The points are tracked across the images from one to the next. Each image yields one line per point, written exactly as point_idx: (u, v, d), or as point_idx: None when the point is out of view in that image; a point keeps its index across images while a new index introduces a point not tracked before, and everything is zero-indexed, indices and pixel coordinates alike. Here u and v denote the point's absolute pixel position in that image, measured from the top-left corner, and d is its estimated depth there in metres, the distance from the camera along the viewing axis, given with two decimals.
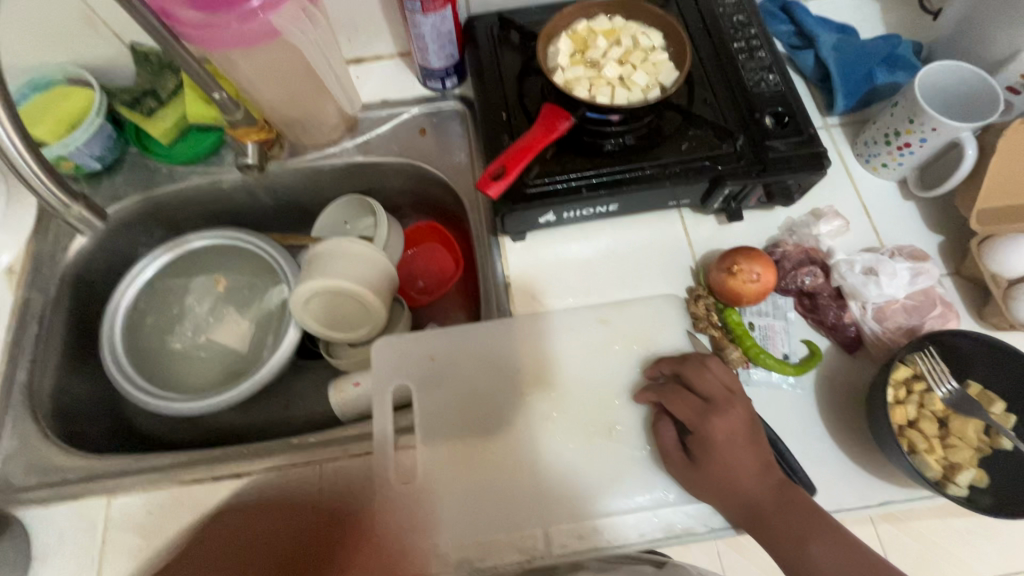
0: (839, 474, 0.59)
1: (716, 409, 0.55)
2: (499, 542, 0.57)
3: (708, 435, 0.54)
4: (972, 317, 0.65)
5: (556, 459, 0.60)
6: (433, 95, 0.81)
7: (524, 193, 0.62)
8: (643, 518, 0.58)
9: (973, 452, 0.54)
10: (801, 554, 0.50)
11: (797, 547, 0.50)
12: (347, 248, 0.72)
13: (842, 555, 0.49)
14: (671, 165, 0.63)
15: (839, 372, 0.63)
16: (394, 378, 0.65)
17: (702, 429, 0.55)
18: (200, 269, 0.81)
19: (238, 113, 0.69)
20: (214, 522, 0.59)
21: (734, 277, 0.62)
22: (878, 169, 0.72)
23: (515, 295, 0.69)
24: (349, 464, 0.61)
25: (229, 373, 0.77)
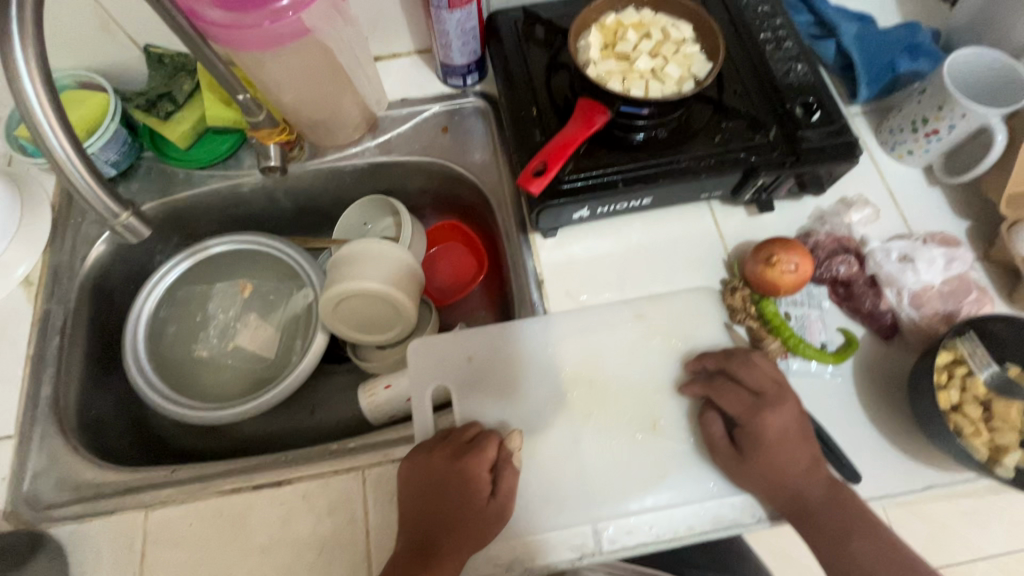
0: (882, 461, 0.59)
1: (772, 408, 0.55)
2: (548, 540, 0.57)
3: (763, 434, 0.55)
4: (1003, 301, 0.65)
5: (601, 455, 0.60)
6: (453, 93, 0.81)
7: (559, 189, 0.62)
8: (691, 512, 0.58)
9: (1018, 435, 0.54)
10: (842, 548, 0.52)
11: (841, 541, 0.52)
12: (374, 250, 0.71)
13: (880, 548, 0.52)
14: (705, 157, 0.63)
15: (876, 359, 0.63)
16: (433, 379, 0.64)
17: (756, 428, 0.55)
18: (222, 275, 0.80)
19: (260, 114, 0.67)
20: (257, 533, 0.58)
21: (771, 268, 0.62)
22: (904, 157, 0.72)
23: (548, 292, 0.69)
24: (392, 468, 0.61)
25: (257, 380, 0.76)
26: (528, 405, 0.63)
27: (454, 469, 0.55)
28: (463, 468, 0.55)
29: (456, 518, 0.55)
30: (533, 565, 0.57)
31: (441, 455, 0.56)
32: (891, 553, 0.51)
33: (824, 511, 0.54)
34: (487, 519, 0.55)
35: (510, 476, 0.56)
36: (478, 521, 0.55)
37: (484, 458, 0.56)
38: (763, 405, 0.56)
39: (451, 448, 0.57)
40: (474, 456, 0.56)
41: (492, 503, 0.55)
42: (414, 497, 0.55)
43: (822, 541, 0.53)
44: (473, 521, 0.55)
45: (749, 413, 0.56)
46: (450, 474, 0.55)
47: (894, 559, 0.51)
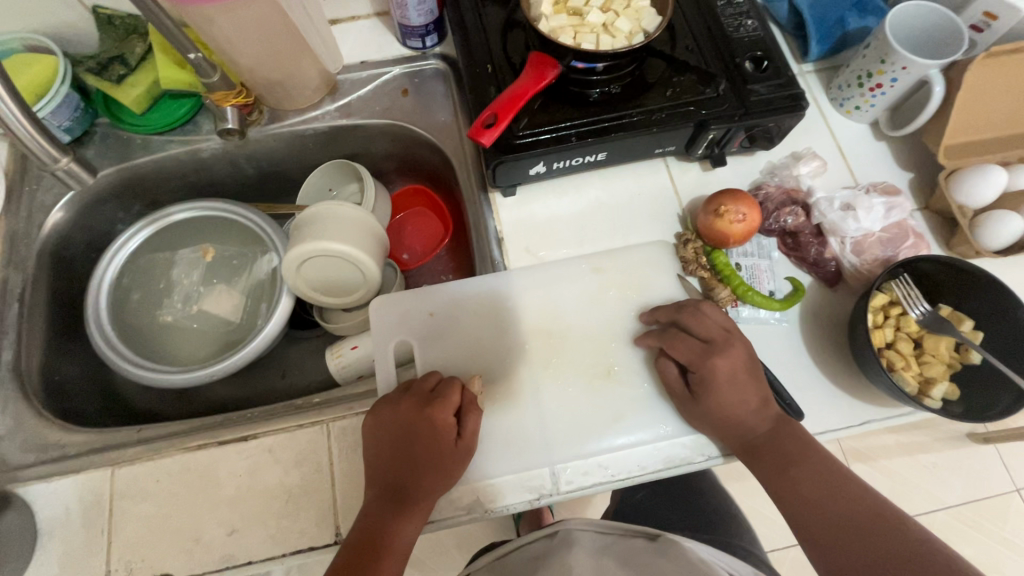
0: (824, 399, 0.63)
1: (718, 352, 0.57)
2: (509, 483, 0.60)
3: (712, 378, 0.57)
4: (941, 248, 0.68)
5: (559, 402, 0.63)
6: (413, 55, 0.81)
7: (514, 143, 0.63)
8: (644, 452, 0.61)
9: (944, 368, 0.58)
10: (785, 478, 0.55)
11: (786, 472, 0.55)
12: (337, 211, 0.71)
13: (822, 473, 0.54)
14: (657, 111, 0.65)
15: (821, 305, 0.66)
16: (395, 335, 0.65)
17: (705, 372, 0.57)
18: (184, 241, 0.79)
19: (214, 75, 0.67)
20: (224, 485, 0.60)
21: (720, 219, 0.64)
22: (851, 113, 0.74)
23: (509, 249, 0.70)
24: (356, 421, 0.62)
25: (223, 344, 0.76)
26: (488, 354, 0.65)
27: (420, 416, 0.57)
28: (430, 415, 0.57)
29: (425, 463, 0.57)
30: (494, 507, 0.59)
31: (405, 405, 0.58)
32: (832, 478, 0.54)
33: (769, 445, 0.57)
34: (456, 459, 0.57)
35: (474, 416, 0.59)
36: (446, 460, 0.57)
37: (449, 402, 0.58)
38: (710, 349, 0.58)
39: (416, 398, 0.59)
40: (440, 403, 0.58)
41: (461, 443, 0.58)
42: (383, 447, 0.57)
43: (766, 472, 0.56)
44: (442, 462, 0.57)
45: (699, 356, 0.58)
46: (416, 421, 0.57)
47: (835, 483, 0.54)
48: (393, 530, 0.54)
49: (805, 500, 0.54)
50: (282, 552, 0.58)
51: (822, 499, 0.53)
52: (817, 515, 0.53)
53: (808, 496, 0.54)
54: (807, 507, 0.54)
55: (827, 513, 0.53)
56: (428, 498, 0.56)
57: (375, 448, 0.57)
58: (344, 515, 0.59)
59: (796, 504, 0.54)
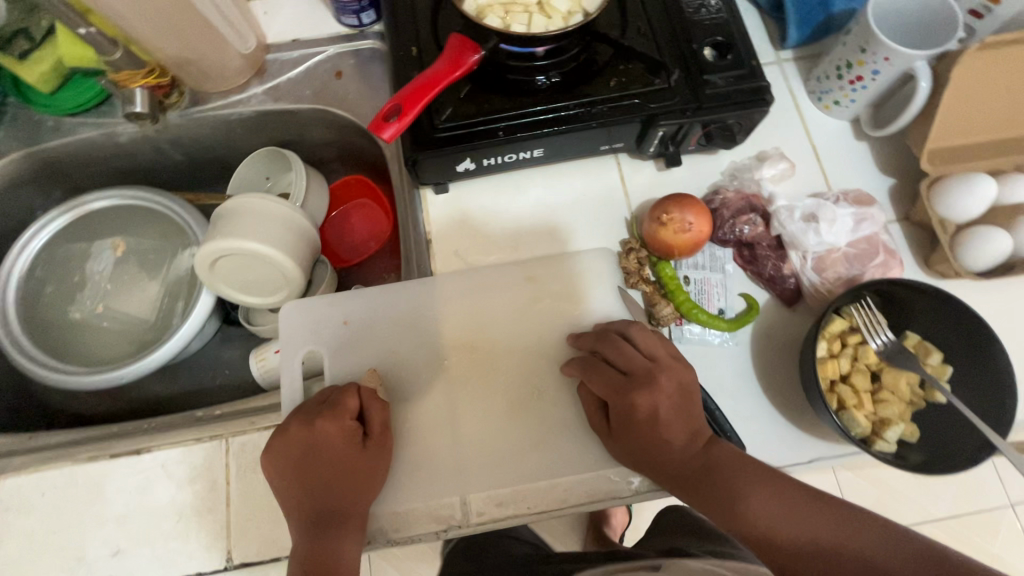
0: (770, 432, 0.56)
1: (639, 379, 0.51)
2: (415, 512, 0.55)
3: (635, 411, 0.50)
4: (917, 265, 0.61)
5: (476, 424, 0.57)
6: (350, 33, 0.73)
7: (434, 137, 0.57)
8: (566, 483, 0.56)
9: (904, 408, 0.51)
10: (737, 511, 0.46)
11: (741, 506, 0.46)
12: (252, 205, 0.65)
13: (772, 497, 0.46)
14: (599, 103, 0.57)
15: (775, 326, 0.59)
16: (303, 345, 0.60)
17: (626, 402, 0.51)
18: (102, 231, 0.74)
19: (116, 53, 0.62)
20: (112, 501, 0.56)
21: (664, 228, 0.57)
22: (830, 108, 0.66)
23: (437, 252, 0.64)
24: (256, 437, 0.57)
25: (139, 343, 0.72)
26: (403, 369, 0.59)
27: (314, 431, 0.51)
28: (322, 426, 0.51)
29: (336, 477, 0.51)
30: (398, 536, 0.54)
31: (294, 427, 0.51)
32: (788, 500, 0.45)
33: (709, 473, 0.48)
34: (374, 458, 0.53)
35: (378, 406, 0.54)
36: (363, 465, 0.52)
37: (345, 408, 0.52)
38: (629, 376, 0.51)
39: (303, 414, 0.52)
40: (332, 410, 0.52)
41: (370, 443, 0.53)
42: (288, 478, 0.51)
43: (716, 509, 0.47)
44: (356, 472, 0.52)
45: (618, 383, 0.52)
46: (315, 440, 0.51)
47: (800, 503, 0.45)
48: (333, 555, 0.48)
49: (768, 531, 0.44)
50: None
51: (794, 526, 0.44)
52: (796, 551, 0.43)
53: (770, 524, 0.44)
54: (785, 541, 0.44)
55: (807, 542, 0.44)
56: (359, 507, 0.51)
57: (279, 481, 0.51)
58: (238, 538, 0.55)
59: (761, 539, 0.45)
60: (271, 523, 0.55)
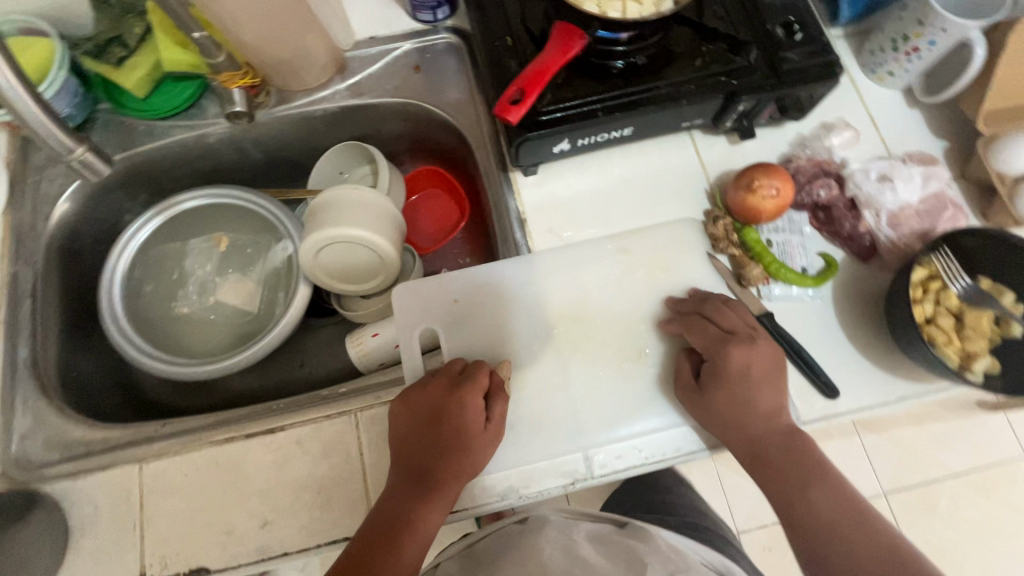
0: (860, 376, 0.62)
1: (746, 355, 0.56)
2: (543, 468, 0.59)
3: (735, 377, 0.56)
4: (977, 218, 0.67)
5: (590, 385, 0.62)
6: (424, 29, 0.77)
7: (537, 120, 0.61)
8: (677, 434, 0.60)
9: (987, 342, 0.56)
10: (799, 491, 0.53)
11: (801, 481, 0.54)
12: (353, 196, 0.69)
13: (835, 495, 0.53)
14: (686, 83, 0.62)
15: (855, 280, 0.64)
16: (419, 322, 0.65)
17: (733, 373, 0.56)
18: (195, 230, 0.77)
19: (219, 55, 0.65)
20: (254, 478, 0.59)
21: (753, 194, 0.62)
22: (884, 79, 0.71)
23: (532, 230, 0.68)
24: (384, 410, 0.61)
25: (240, 336, 0.74)
26: (514, 339, 0.63)
27: (448, 400, 0.56)
28: (457, 399, 0.56)
29: (449, 450, 0.56)
30: (527, 492, 0.59)
31: (433, 389, 0.57)
32: (848, 502, 0.53)
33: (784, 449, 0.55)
34: (483, 444, 0.56)
35: (502, 400, 0.58)
36: (475, 446, 0.56)
37: (477, 387, 0.57)
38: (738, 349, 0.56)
39: (443, 380, 0.58)
40: (466, 390, 0.56)
41: (488, 429, 0.56)
42: (406, 430, 0.56)
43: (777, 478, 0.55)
44: (467, 450, 0.56)
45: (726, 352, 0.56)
46: (446, 405, 0.56)
47: (847, 503, 0.53)
48: (413, 519, 0.53)
49: (810, 514, 0.53)
50: (315, 545, 0.57)
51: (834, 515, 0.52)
52: (826, 532, 0.52)
53: (815, 509, 0.52)
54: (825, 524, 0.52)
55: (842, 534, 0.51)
56: (450, 488, 0.55)
57: (400, 432, 0.57)
58: None
59: (804, 518, 0.53)
60: None
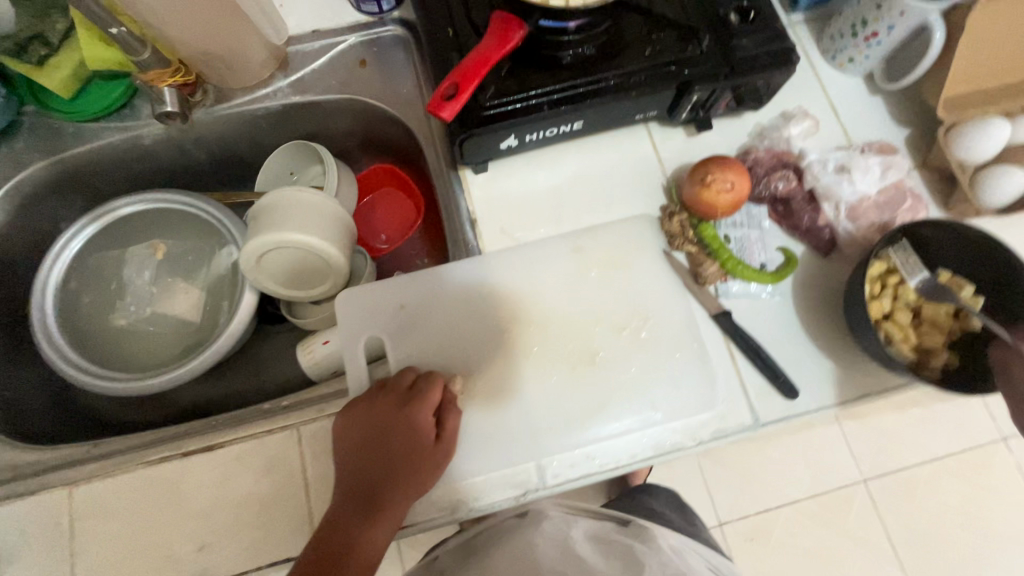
0: (819, 374, 0.60)
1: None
2: (492, 479, 0.57)
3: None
4: (938, 209, 0.65)
5: (543, 392, 0.59)
6: (369, 20, 0.73)
7: (480, 115, 0.57)
8: (632, 439, 0.58)
9: (944, 336, 0.55)
10: None
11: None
12: (298, 199, 0.66)
13: None
14: (636, 73, 0.59)
15: (814, 275, 0.62)
16: (363, 331, 0.62)
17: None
18: (133, 237, 0.73)
19: (145, 52, 0.61)
20: (191, 498, 0.56)
21: (707, 189, 0.59)
22: (844, 66, 0.69)
23: (482, 229, 0.65)
24: (328, 424, 0.58)
25: (184, 347, 0.71)
26: (463, 346, 0.61)
27: (397, 416, 0.54)
28: (406, 415, 0.54)
29: (398, 468, 0.54)
30: (478, 504, 0.57)
31: (383, 406, 0.55)
32: None
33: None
34: (433, 461, 0.54)
35: (455, 416, 0.56)
36: (424, 463, 0.54)
37: (427, 403, 0.55)
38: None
39: (393, 396, 0.55)
40: (416, 406, 0.54)
41: (438, 445, 0.55)
42: (354, 448, 0.54)
43: None
44: (416, 467, 0.54)
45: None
46: (395, 423, 0.54)
47: None
48: (358, 539, 0.51)
49: None
50: (257, 566, 0.55)
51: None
52: None
53: None
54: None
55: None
56: (398, 508, 0.53)
57: (349, 448, 0.54)
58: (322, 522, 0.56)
59: None
60: None
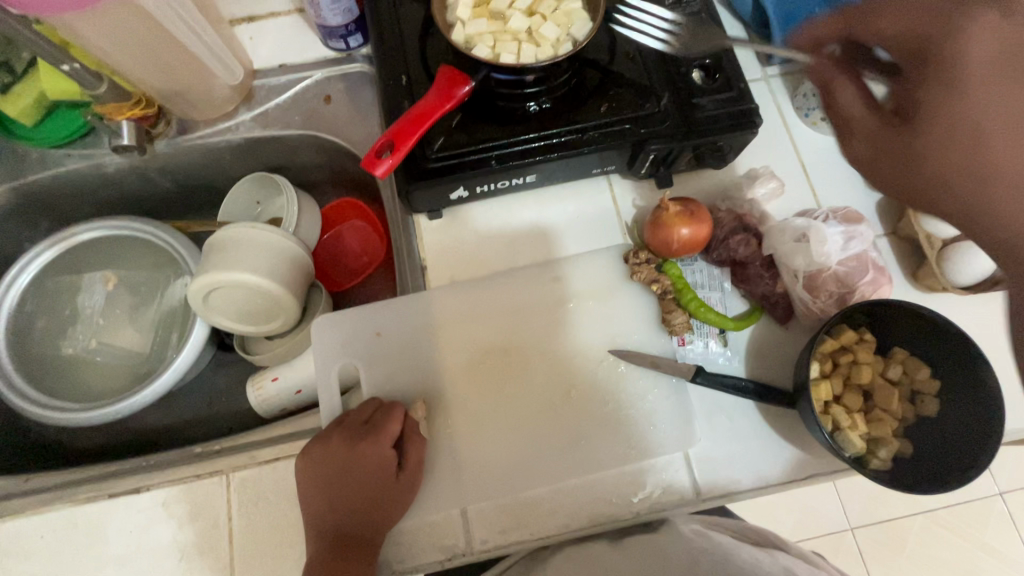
0: (768, 450, 0.57)
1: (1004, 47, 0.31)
2: (418, 541, 0.55)
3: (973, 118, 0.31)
4: (906, 280, 0.62)
5: (492, 441, 0.58)
6: (337, 57, 0.73)
7: (426, 168, 0.56)
8: (572, 503, 0.56)
9: (896, 424, 0.52)
10: None
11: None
12: (251, 235, 0.65)
13: None
14: (591, 129, 0.58)
15: (770, 344, 0.60)
16: (337, 358, 0.61)
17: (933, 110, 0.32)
18: (92, 263, 0.74)
19: (100, 86, 0.61)
20: (114, 542, 0.56)
21: (665, 212, 0.58)
22: (818, 124, 0.68)
23: (432, 276, 0.64)
24: (258, 472, 0.57)
25: (133, 377, 0.71)
26: (398, 398, 0.59)
27: (354, 452, 0.53)
28: (362, 451, 0.53)
29: (369, 499, 0.53)
30: (403, 567, 0.55)
31: (338, 442, 0.54)
32: None
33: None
34: (401, 491, 0.54)
35: (416, 445, 0.55)
36: (390, 495, 0.54)
37: (386, 435, 0.54)
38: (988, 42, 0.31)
39: (349, 431, 0.55)
40: (374, 438, 0.54)
41: (402, 476, 0.54)
42: (321, 485, 0.53)
43: None
44: (385, 497, 0.53)
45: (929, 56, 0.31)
46: (353, 459, 0.53)
47: None
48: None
49: None
50: None
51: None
52: None
53: None
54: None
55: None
56: (375, 539, 0.52)
57: (315, 485, 0.54)
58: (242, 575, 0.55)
59: None
60: (275, 558, 0.55)
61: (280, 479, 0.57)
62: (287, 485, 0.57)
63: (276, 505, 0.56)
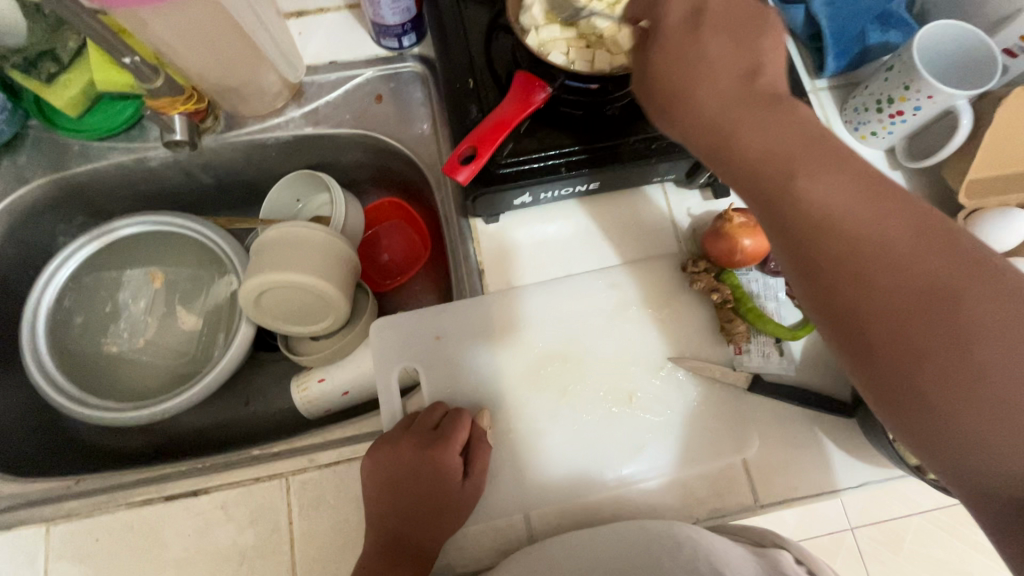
0: (823, 458, 0.59)
1: (827, 168, 0.38)
2: (481, 545, 0.55)
3: (794, 212, 0.38)
4: None
5: (564, 439, 0.58)
6: (389, 55, 0.72)
7: (496, 173, 0.56)
8: (632, 507, 0.57)
9: None
10: None
11: (864, 335, 0.36)
12: (305, 235, 0.63)
13: None
14: (658, 139, 0.58)
15: (823, 353, 0.61)
16: (397, 361, 0.62)
17: (729, 151, 0.42)
18: (133, 259, 0.72)
19: (158, 81, 0.59)
20: (171, 546, 0.55)
21: (729, 224, 0.58)
22: (866, 138, 0.67)
23: (489, 280, 0.64)
24: (318, 475, 0.57)
25: (177, 376, 0.70)
26: (459, 403, 0.59)
27: (423, 458, 0.53)
28: (432, 458, 0.53)
29: (431, 506, 0.53)
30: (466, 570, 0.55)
31: (407, 447, 0.54)
32: None
33: (906, 303, 0.35)
34: (462, 500, 0.54)
35: (483, 453, 0.55)
36: (452, 502, 0.54)
37: (456, 442, 0.54)
38: (814, 160, 0.39)
39: (418, 437, 0.54)
40: (443, 445, 0.53)
41: (467, 484, 0.54)
42: (386, 490, 0.53)
43: None
44: (446, 506, 0.53)
45: (720, 111, 0.42)
46: (422, 466, 0.53)
47: None
48: None
49: None
50: None
51: (938, 400, 0.34)
52: None
53: None
54: (970, 383, 0.33)
55: (987, 420, 0.32)
56: (432, 546, 0.53)
57: (377, 491, 0.53)
58: None
59: None
60: (338, 562, 0.55)
61: (340, 482, 0.57)
62: (348, 489, 0.57)
63: (337, 509, 0.56)
